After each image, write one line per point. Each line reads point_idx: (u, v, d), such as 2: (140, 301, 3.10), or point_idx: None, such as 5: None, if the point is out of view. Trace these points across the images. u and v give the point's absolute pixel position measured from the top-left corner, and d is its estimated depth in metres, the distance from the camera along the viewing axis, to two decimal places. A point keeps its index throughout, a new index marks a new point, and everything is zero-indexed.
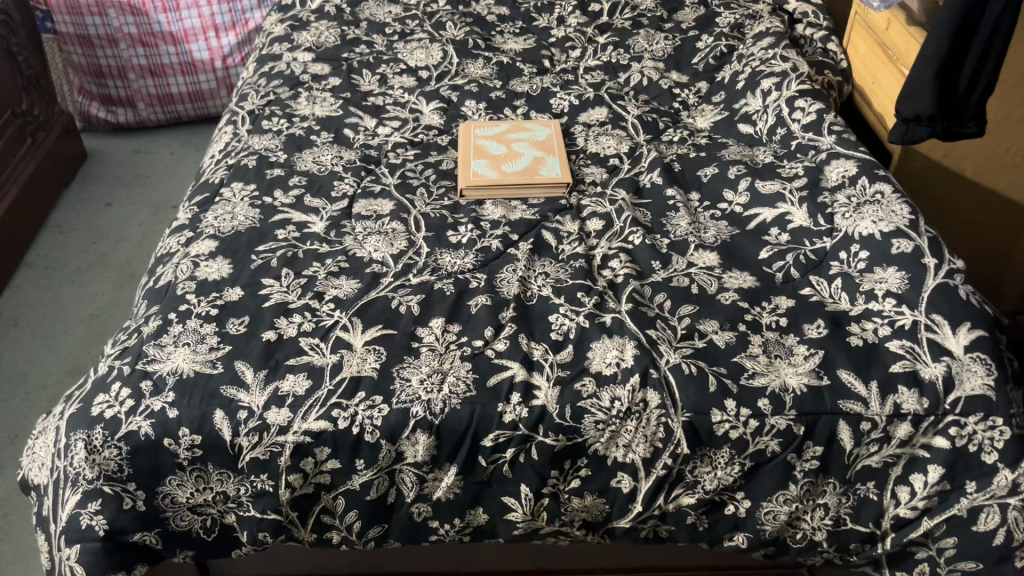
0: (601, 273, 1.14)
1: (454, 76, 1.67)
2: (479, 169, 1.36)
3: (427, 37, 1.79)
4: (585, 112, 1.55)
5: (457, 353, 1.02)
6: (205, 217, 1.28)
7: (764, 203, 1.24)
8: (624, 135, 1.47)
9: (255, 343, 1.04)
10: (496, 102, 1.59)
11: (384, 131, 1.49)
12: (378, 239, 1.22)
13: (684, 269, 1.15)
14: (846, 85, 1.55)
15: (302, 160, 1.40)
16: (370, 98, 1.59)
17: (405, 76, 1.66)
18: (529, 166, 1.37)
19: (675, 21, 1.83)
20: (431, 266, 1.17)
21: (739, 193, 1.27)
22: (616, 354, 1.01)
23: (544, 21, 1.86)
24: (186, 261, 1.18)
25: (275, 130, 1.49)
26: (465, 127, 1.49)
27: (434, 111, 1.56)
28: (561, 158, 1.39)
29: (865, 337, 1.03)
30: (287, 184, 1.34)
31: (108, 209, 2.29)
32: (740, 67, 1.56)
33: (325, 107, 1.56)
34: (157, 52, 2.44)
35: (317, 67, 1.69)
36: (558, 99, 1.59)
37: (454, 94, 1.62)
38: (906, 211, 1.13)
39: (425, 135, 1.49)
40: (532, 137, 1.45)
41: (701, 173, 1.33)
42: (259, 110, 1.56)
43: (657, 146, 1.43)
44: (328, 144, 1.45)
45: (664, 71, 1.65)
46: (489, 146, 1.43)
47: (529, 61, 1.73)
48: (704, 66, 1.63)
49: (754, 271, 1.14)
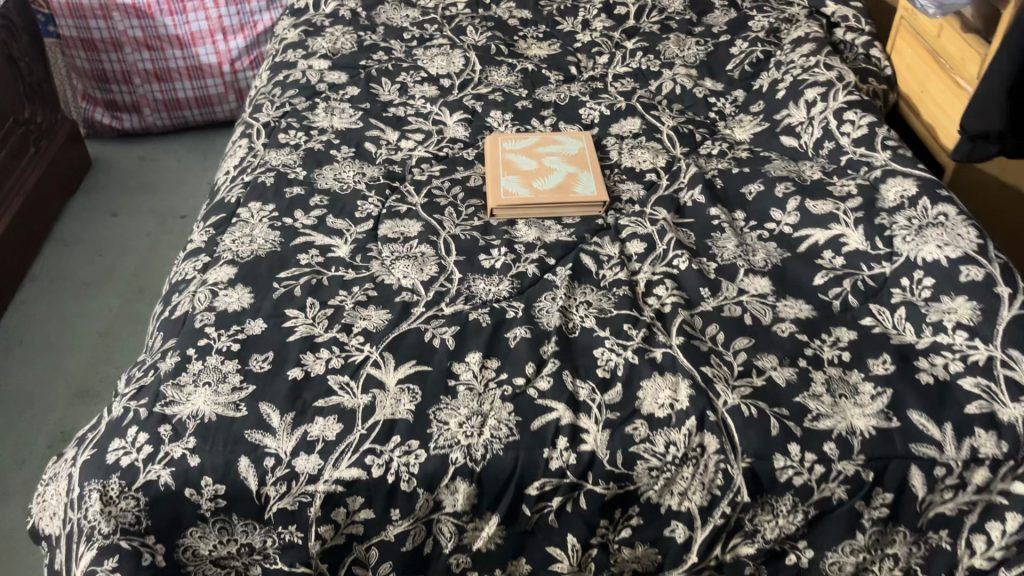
0: (647, 301, 1.07)
1: (477, 84, 1.60)
2: (510, 187, 1.29)
3: (447, 42, 1.72)
4: (617, 123, 1.47)
5: (497, 393, 0.95)
6: (222, 240, 1.21)
7: (815, 224, 1.17)
8: (659, 148, 1.40)
9: (280, 383, 0.97)
10: (522, 112, 1.52)
11: (408, 145, 1.42)
12: (406, 264, 1.15)
13: (734, 297, 1.08)
14: (892, 93, 1.47)
15: (323, 176, 1.33)
16: (391, 109, 1.52)
17: (426, 85, 1.59)
18: (562, 183, 1.30)
19: (705, 26, 1.76)
20: (464, 294, 1.10)
21: (788, 213, 1.20)
22: (670, 394, 0.94)
23: (567, 25, 1.79)
24: (203, 289, 1.11)
25: (292, 144, 1.42)
26: (492, 140, 1.42)
27: (458, 123, 1.49)
28: (595, 173, 1.32)
29: (936, 374, 0.95)
30: (308, 204, 1.27)
31: (115, 219, 2.22)
32: (779, 75, 1.49)
33: (344, 118, 1.49)
34: (163, 57, 2.37)
35: (334, 75, 1.62)
36: (587, 108, 1.52)
37: (478, 104, 1.55)
38: (974, 235, 1.06)
39: (450, 149, 1.42)
40: (563, 151, 1.38)
41: (745, 190, 1.26)
42: (275, 122, 1.49)
43: (696, 160, 1.36)
44: (349, 159, 1.38)
45: (697, 79, 1.58)
46: (519, 162, 1.36)
47: (555, 68, 1.65)
48: (740, 74, 1.56)
49: (809, 299, 1.07)
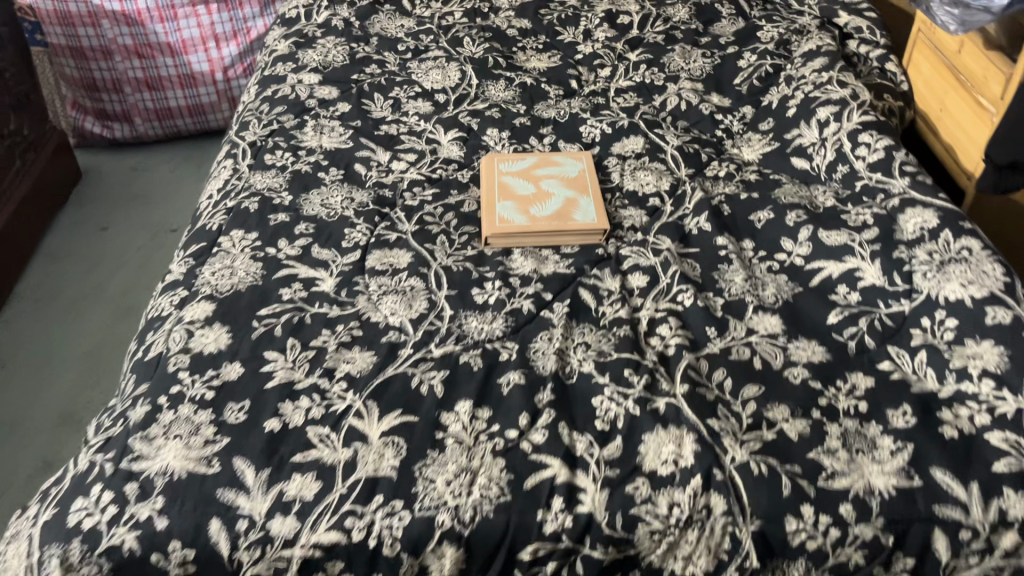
0: (649, 342, 1.01)
1: (474, 99, 1.54)
2: (506, 215, 1.22)
3: (443, 54, 1.65)
4: (619, 142, 1.41)
5: (488, 447, 0.89)
6: (201, 272, 1.15)
7: (828, 255, 1.10)
8: (664, 170, 1.34)
9: (256, 436, 0.90)
10: (520, 130, 1.46)
11: (399, 166, 1.35)
12: (394, 299, 1.08)
13: (743, 337, 1.01)
14: (909, 109, 1.40)
15: (309, 201, 1.26)
16: (383, 126, 1.46)
17: (420, 100, 1.53)
18: (561, 210, 1.23)
19: (711, 36, 1.69)
20: (455, 333, 1.03)
21: (800, 243, 1.13)
22: (673, 449, 0.87)
23: (568, 35, 1.72)
24: (178, 328, 1.04)
25: (278, 166, 1.36)
26: (488, 161, 1.35)
27: (453, 142, 1.43)
28: (595, 198, 1.25)
29: (960, 427, 0.89)
30: (293, 232, 1.20)
31: (104, 233, 2.16)
32: (790, 91, 1.42)
33: (333, 137, 1.42)
34: (154, 65, 2.31)
35: (324, 90, 1.55)
36: (588, 126, 1.45)
37: (474, 122, 1.48)
38: (1000, 272, 0.99)
39: (444, 171, 1.35)
40: (563, 174, 1.31)
41: (753, 217, 1.19)
42: (262, 141, 1.43)
43: (702, 183, 1.29)
44: (338, 182, 1.31)
45: (703, 94, 1.51)
46: (516, 186, 1.29)
47: (555, 81, 1.59)
48: (748, 88, 1.49)
49: (823, 340, 1.01)
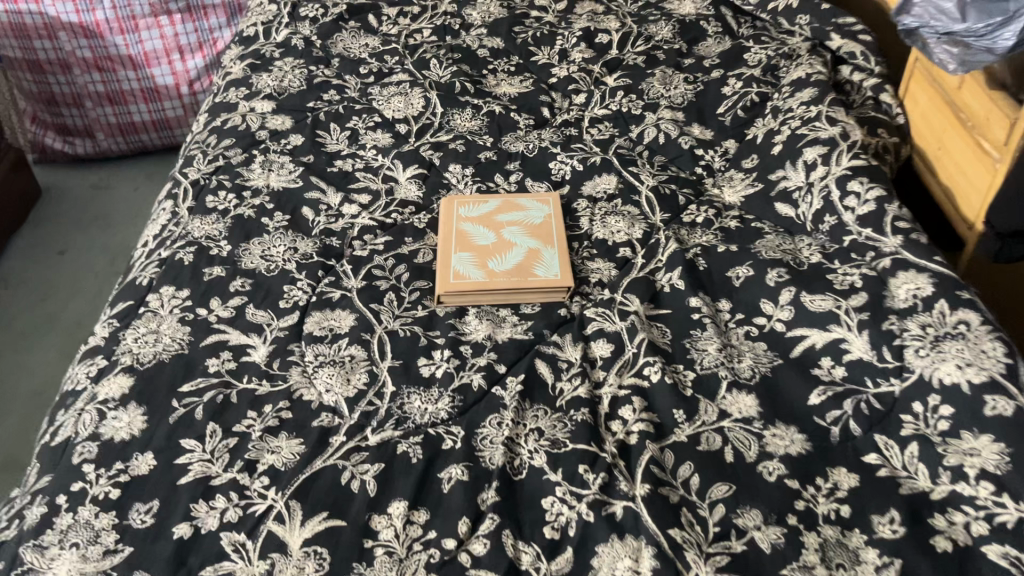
0: (609, 428, 0.90)
1: (438, 130, 1.43)
2: (461, 269, 1.12)
3: (407, 78, 1.55)
4: (591, 181, 1.30)
5: (421, 560, 0.79)
6: (124, 337, 1.04)
7: (811, 323, 1.00)
8: (637, 214, 1.23)
9: (162, 544, 0.80)
10: (485, 166, 1.35)
11: (351, 209, 1.25)
12: (331, 373, 0.98)
13: (714, 422, 0.91)
14: (904, 146, 1.29)
15: (248, 252, 1.16)
16: (337, 162, 1.35)
17: (379, 131, 1.42)
18: (521, 263, 1.13)
19: (695, 57, 1.57)
20: (395, 415, 0.93)
21: (780, 306, 1.03)
22: (630, 564, 0.77)
23: (543, 56, 1.61)
24: (90, 408, 0.95)
25: (220, 209, 1.25)
26: (447, 203, 1.25)
27: (411, 179, 1.32)
28: (560, 250, 1.15)
29: (955, 538, 0.78)
30: (227, 290, 1.10)
31: (61, 258, 2.05)
32: (776, 125, 1.31)
33: (282, 176, 1.32)
34: (115, 78, 2.20)
35: (277, 120, 1.44)
36: (558, 162, 1.35)
37: (436, 156, 1.37)
38: (1002, 352, 0.89)
39: (399, 214, 1.25)
40: (526, 220, 1.21)
41: (731, 273, 1.09)
42: (205, 179, 1.32)
43: (677, 231, 1.19)
44: (282, 228, 1.20)
45: (684, 125, 1.40)
46: (475, 234, 1.19)
47: (525, 109, 1.48)
48: (731, 120, 1.38)
49: (803, 425, 0.90)
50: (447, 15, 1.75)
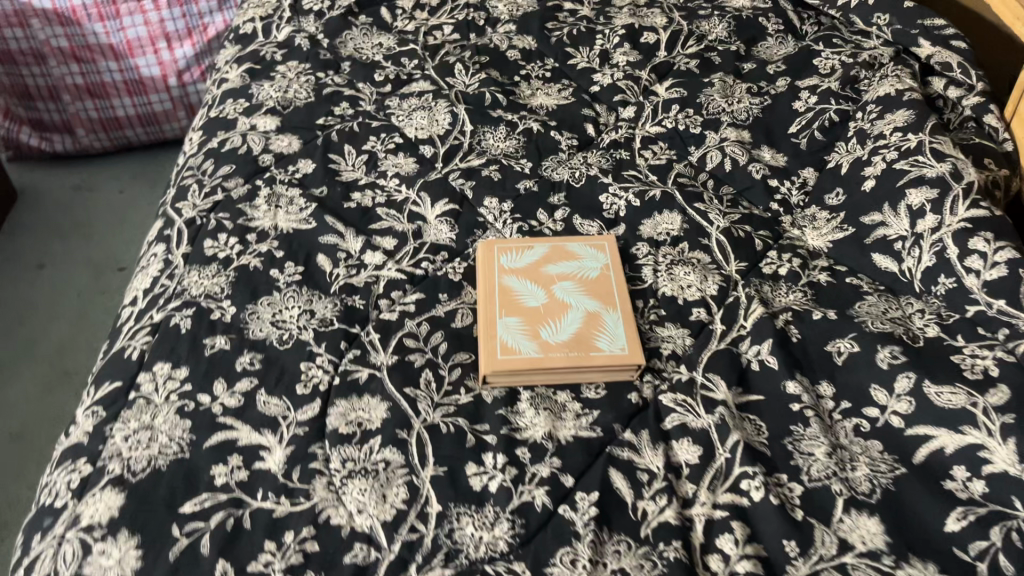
0: (707, 568, 0.75)
1: (468, 153, 1.25)
2: (510, 341, 0.94)
3: (430, 88, 1.36)
4: (650, 219, 1.12)
5: None
6: (111, 433, 0.87)
7: (938, 421, 0.83)
8: (708, 265, 1.06)
9: None
10: (526, 198, 1.17)
11: (374, 258, 1.07)
12: (362, 486, 0.81)
13: (834, 557, 0.75)
14: (1015, 178, 1.11)
15: (256, 318, 0.99)
16: (355, 195, 1.17)
17: (401, 155, 1.24)
18: (580, 332, 0.95)
19: (756, 62, 1.39)
20: (444, 549, 0.76)
21: (897, 396, 0.86)
22: None
23: (582, 58, 1.42)
24: (72, 538, 0.78)
25: (220, 258, 1.07)
26: (486, 249, 1.07)
27: (441, 217, 1.14)
28: (624, 314, 0.98)
29: None
30: (232, 370, 0.93)
31: (41, 273, 1.87)
32: (864, 153, 1.13)
33: (291, 214, 1.13)
34: (95, 69, 1.99)
35: (282, 141, 1.26)
36: (610, 194, 1.16)
37: (468, 186, 1.19)
38: None
39: (430, 263, 1.07)
40: (580, 273, 1.03)
41: (831, 348, 0.92)
42: (202, 218, 1.14)
43: (759, 288, 1.02)
44: (294, 285, 1.03)
45: (752, 148, 1.22)
46: (522, 292, 1.01)
47: (567, 126, 1.29)
48: (808, 143, 1.20)
49: (943, 562, 0.74)
50: (470, 8, 1.55)
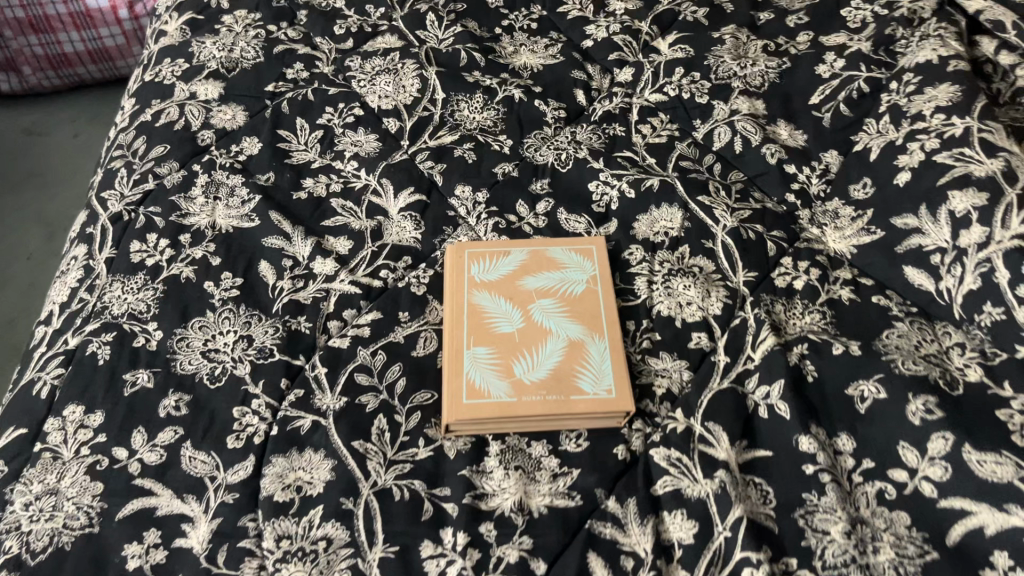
0: None
1: (438, 128, 1.08)
2: (478, 379, 0.80)
3: (397, 45, 1.18)
4: (645, 215, 0.97)
5: None
6: (11, 498, 0.75)
7: (978, 494, 0.71)
8: (712, 275, 0.91)
9: None
10: (503, 185, 1.01)
11: (325, 267, 0.92)
12: (297, 573, 0.70)
13: None
14: None
15: (185, 347, 0.85)
16: (306, 182, 1.02)
17: (361, 131, 1.07)
18: (560, 367, 0.82)
19: (775, 11, 1.20)
20: None
21: (929, 459, 0.73)
22: None
23: (574, 5, 1.23)
24: None
25: (148, 265, 0.93)
26: (456, 256, 0.92)
27: (405, 212, 0.99)
28: (612, 344, 0.83)
29: None
30: (155, 416, 0.80)
31: None
32: (898, 136, 0.97)
33: (231, 208, 0.98)
34: (36, 2, 1.76)
35: (226, 113, 1.09)
36: (599, 181, 1.01)
37: (437, 170, 1.03)
38: None
39: (389, 272, 0.93)
40: (563, 286, 0.89)
41: (852, 391, 0.79)
42: (130, 213, 0.98)
43: (771, 307, 0.87)
44: (231, 303, 0.89)
45: (767, 123, 1.05)
46: (495, 313, 0.86)
47: (553, 92, 1.12)
48: (832, 120, 1.03)
49: None
50: None
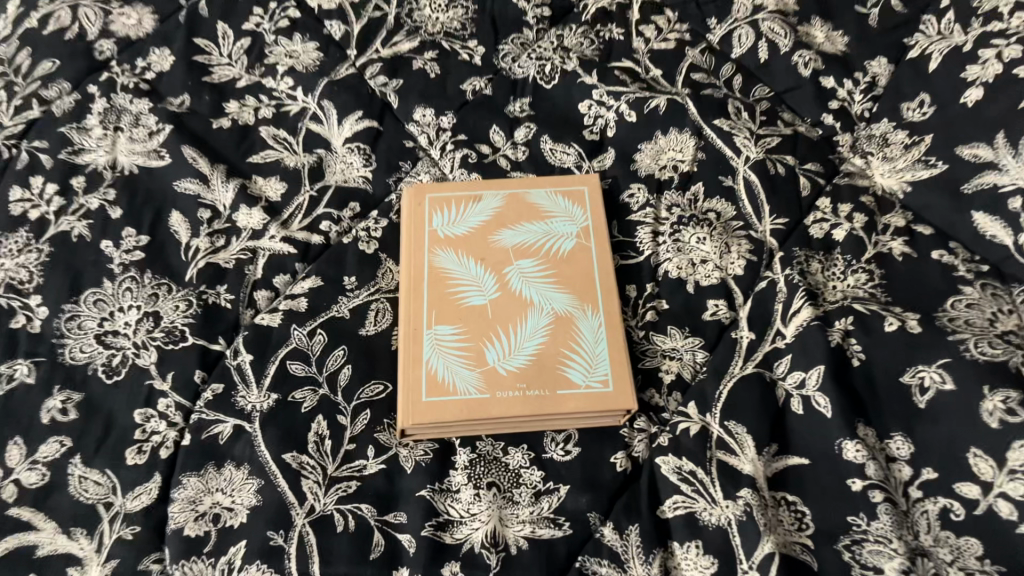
0: None
1: (393, 32, 0.87)
2: (441, 369, 0.64)
3: None
4: (649, 144, 0.78)
5: None
6: None
7: None
8: (731, 223, 0.73)
9: None
10: (474, 106, 0.82)
11: (251, 219, 0.74)
12: None
13: None
14: None
15: (76, 329, 0.68)
16: (230, 107, 0.82)
17: (298, 39, 0.87)
18: (544, 351, 0.65)
19: None
20: None
21: (1008, 473, 0.58)
22: None
23: None
24: None
25: (31, 220, 0.74)
26: (415, 201, 0.73)
27: (353, 143, 0.80)
28: (609, 320, 0.67)
29: None
30: (37, 423, 0.63)
31: None
32: (966, 41, 0.77)
33: (136, 142, 0.79)
34: None
35: (129, 17, 0.87)
36: (592, 101, 0.81)
37: (391, 88, 0.83)
38: None
39: (332, 223, 0.75)
40: (547, 242, 0.71)
41: (910, 380, 0.63)
42: (10, 149, 0.78)
43: (806, 266, 0.70)
44: (133, 270, 0.71)
45: (799, 23, 0.85)
46: (461, 279, 0.69)
47: None
48: (879, 18, 0.83)
49: None
50: None
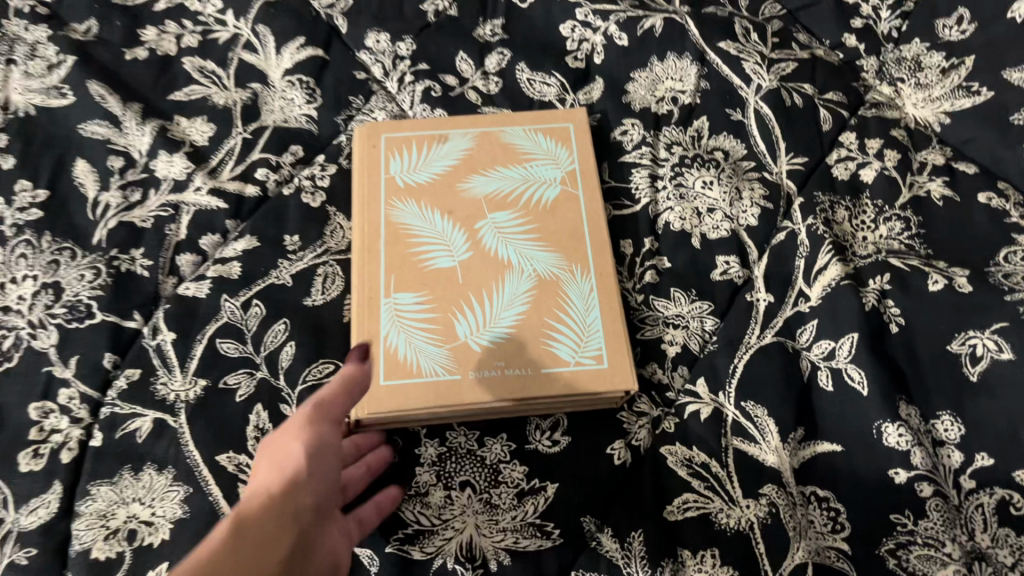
0: None
1: None
2: (403, 346, 0.53)
3: None
4: (644, 72, 0.67)
5: None
6: None
7: None
8: (741, 164, 0.63)
9: None
10: (437, 29, 0.70)
11: (172, 168, 0.62)
12: None
13: None
14: None
15: None
16: (146, 34, 0.69)
17: None
18: (526, 322, 0.54)
19: None
20: None
21: None
22: None
23: None
24: None
25: None
26: (368, 144, 0.62)
27: (294, 75, 0.67)
28: (603, 283, 0.56)
29: None
30: None
31: None
32: None
33: (32, 76, 0.66)
34: None
35: None
36: (576, 23, 0.70)
37: (339, 10, 0.71)
38: None
39: (270, 172, 0.63)
40: (528, 190, 0.60)
41: (959, 348, 0.53)
42: None
43: (831, 214, 0.60)
44: (28, 233, 0.59)
45: None
46: (425, 237, 0.57)
47: None
48: None
49: None
50: None
